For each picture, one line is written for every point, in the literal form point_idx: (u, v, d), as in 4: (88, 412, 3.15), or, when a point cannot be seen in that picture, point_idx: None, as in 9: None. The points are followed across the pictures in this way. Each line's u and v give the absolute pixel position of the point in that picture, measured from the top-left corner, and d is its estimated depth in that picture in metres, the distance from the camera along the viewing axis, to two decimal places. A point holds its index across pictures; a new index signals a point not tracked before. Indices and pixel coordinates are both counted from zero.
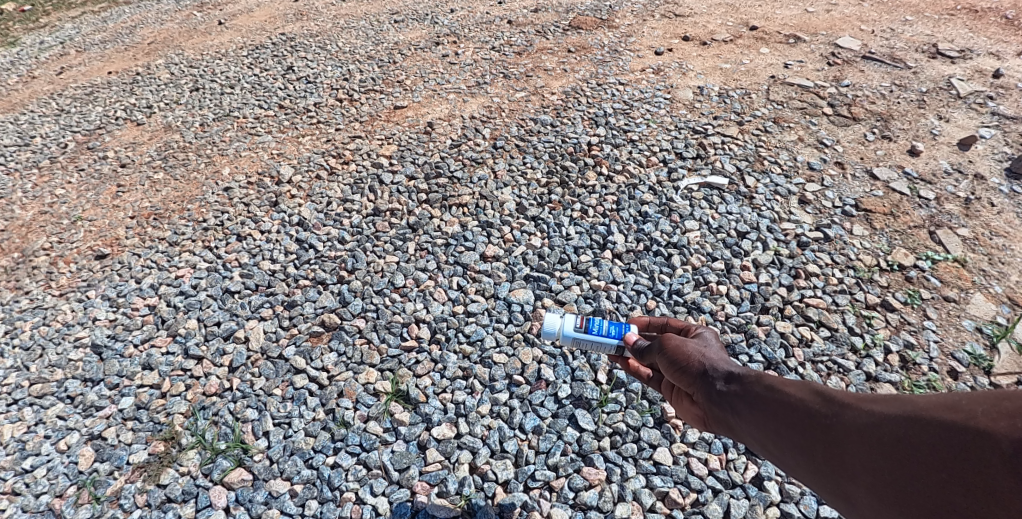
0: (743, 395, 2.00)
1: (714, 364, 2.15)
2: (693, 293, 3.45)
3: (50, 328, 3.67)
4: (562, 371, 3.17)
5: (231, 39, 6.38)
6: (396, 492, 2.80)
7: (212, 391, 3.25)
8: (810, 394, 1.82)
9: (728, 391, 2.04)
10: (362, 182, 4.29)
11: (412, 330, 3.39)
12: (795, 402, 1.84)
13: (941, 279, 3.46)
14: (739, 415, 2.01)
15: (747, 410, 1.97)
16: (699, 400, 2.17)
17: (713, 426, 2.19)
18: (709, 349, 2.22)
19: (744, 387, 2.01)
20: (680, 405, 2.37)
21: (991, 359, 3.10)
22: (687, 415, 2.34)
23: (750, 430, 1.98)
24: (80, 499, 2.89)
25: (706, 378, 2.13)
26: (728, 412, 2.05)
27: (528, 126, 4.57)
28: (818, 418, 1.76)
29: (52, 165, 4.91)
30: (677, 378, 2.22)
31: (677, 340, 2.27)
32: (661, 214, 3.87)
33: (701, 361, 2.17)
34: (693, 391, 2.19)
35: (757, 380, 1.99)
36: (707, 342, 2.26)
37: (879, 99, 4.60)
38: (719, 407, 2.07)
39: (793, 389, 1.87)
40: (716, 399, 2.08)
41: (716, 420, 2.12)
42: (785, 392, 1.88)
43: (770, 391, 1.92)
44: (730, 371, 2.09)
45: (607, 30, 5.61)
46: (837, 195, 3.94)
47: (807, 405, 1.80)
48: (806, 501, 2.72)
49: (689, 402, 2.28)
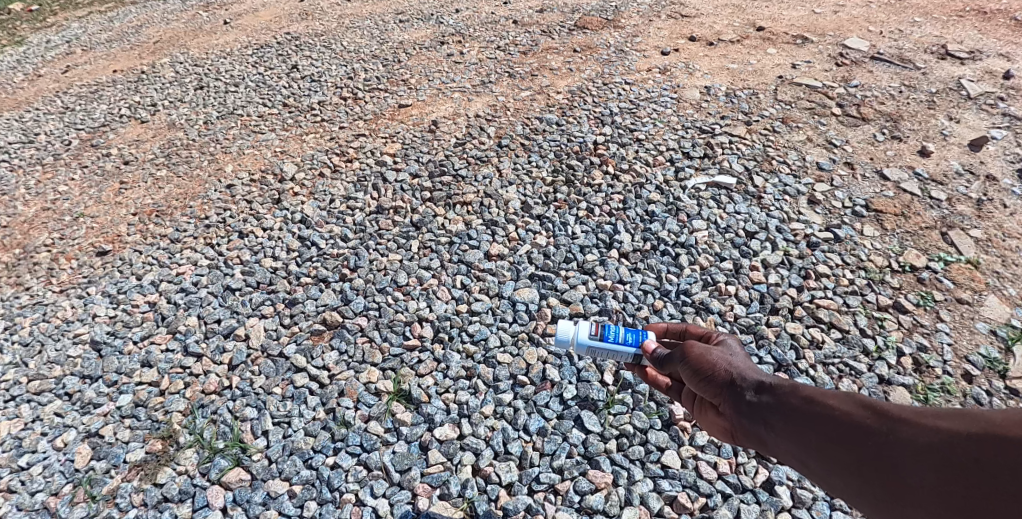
0: (779, 407, 1.91)
1: (743, 374, 2.07)
2: (701, 293, 3.39)
3: (50, 324, 3.63)
4: (567, 372, 3.10)
5: (236, 38, 6.37)
6: (398, 494, 2.74)
7: (211, 389, 3.20)
8: (856, 407, 1.73)
9: (761, 403, 1.96)
10: (365, 180, 4.25)
11: (415, 329, 3.34)
12: (838, 416, 1.74)
13: (954, 281, 3.39)
14: (774, 429, 1.92)
15: (784, 423, 1.88)
16: (727, 412, 2.09)
17: (741, 440, 2.10)
18: (734, 357, 2.15)
19: (779, 398, 1.92)
20: (703, 416, 2.29)
21: (1007, 362, 3.02)
22: (712, 427, 2.26)
23: (787, 445, 1.89)
24: (76, 497, 2.83)
25: (735, 389, 2.05)
26: (761, 426, 1.96)
27: (534, 125, 4.53)
28: (866, 433, 1.66)
29: (56, 163, 4.89)
30: (702, 388, 2.15)
31: (701, 348, 2.19)
32: (668, 213, 3.82)
33: (728, 370, 2.09)
34: (720, 403, 2.10)
35: (792, 391, 1.91)
36: (733, 351, 2.19)
37: (888, 100, 4.54)
38: (751, 420, 1.99)
39: (836, 401, 1.78)
40: (748, 412, 1.99)
41: (747, 433, 2.04)
42: (828, 405, 1.79)
43: (810, 403, 1.83)
44: (761, 381, 2.01)
45: (613, 30, 5.58)
46: (846, 195, 3.88)
47: (853, 419, 1.71)
48: (818, 507, 2.65)
49: (715, 413, 2.20)
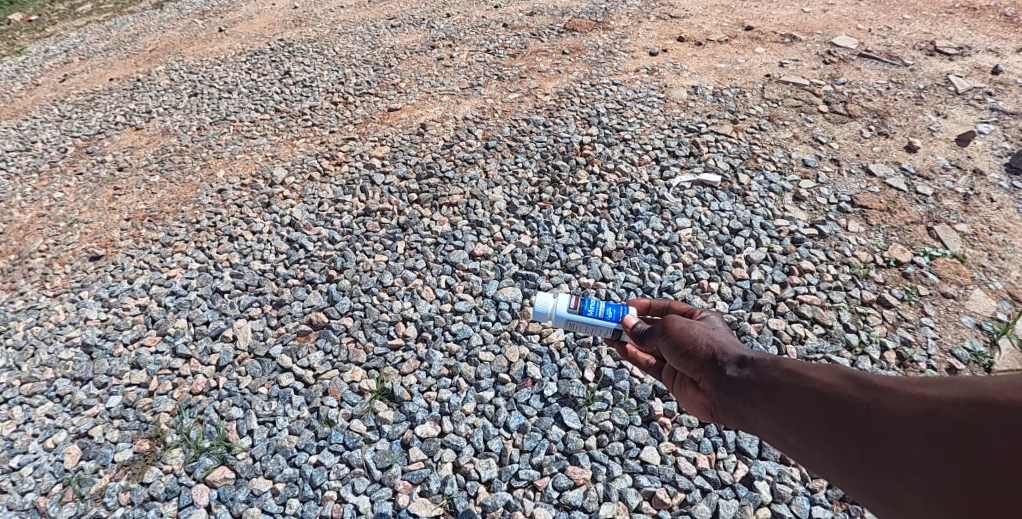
0: (758, 381, 1.82)
1: (724, 348, 2.01)
2: (683, 290, 3.40)
3: (43, 328, 3.69)
4: (549, 369, 3.12)
5: (231, 45, 6.46)
6: (378, 491, 2.76)
7: (199, 389, 3.24)
8: (837, 378, 1.62)
9: (741, 377, 1.88)
10: (354, 183, 4.30)
11: (399, 328, 3.37)
12: (820, 387, 1.64)
13: (939, 275, 3.38)
14: (753, 404, 1.84)
15: (762, 397, 1.79)
16: (707, 388, 2.03)
17: (723, 418, 2.03)
18: (717, 333, 2.10)
19: (759, 372, 1.84)
20: (685, 395, 2.24)
21: (992, 356, 3.01)
22: (694, 406, 2.20)
23: (767, 421, 1.79)
24: (64, 497, 2.87)
25: (715, 364, 1.99)
26: (741, 401, 1.88)
27: (521, 126, 4.56)
28: (849, 405, 1.55)
29: (52, 170, 4.98)
30: (682, 364, 2.10)
31: (683, 322, 2.15)
32: (653, 212, 3.84)
33: (710, 345, 2.04)
34: (701, 379, 2.05)
35: (773, 364, 1.81)
36: (716, 326, 2.14)
37: (875, 97, 4.55)
38: (731, 396, 1.91)
39: (818, 373, 1.67)
40: (728, 386, 1.92)
41: (727, 410, 1.96)
42: (808, 376, 1.69)
43: (790, 375, 1.73)
44: (742, 355, 1.94)
45: (602, 31, 5.62)
46: (832, 192, 3.88)
47: (835, 390, 1.60)
48: (798, 502, 2.64)
49: (695, 390, 2.14)
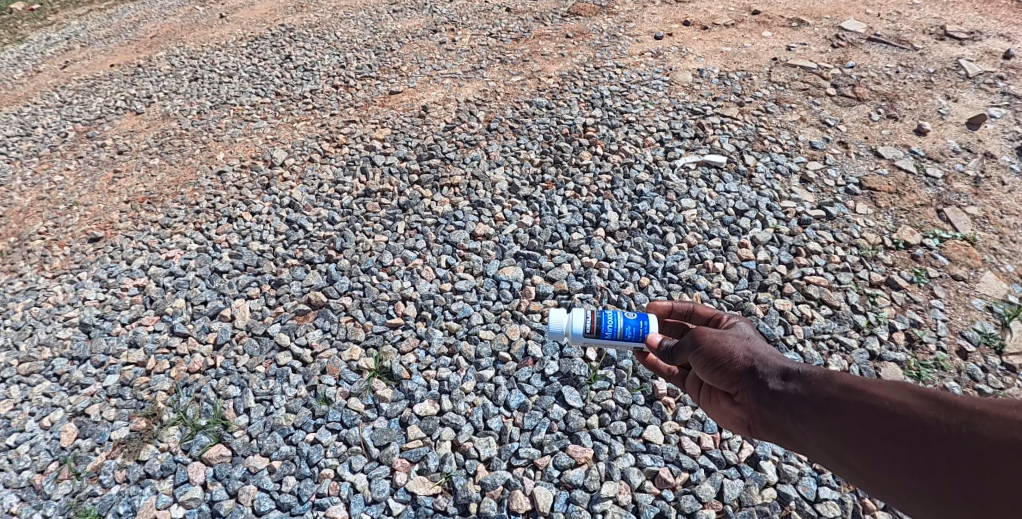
0: (810, 397, 1.75)
1: (764, 360, 1.94)
2: (688, 270, 3.34)
3: (41, 308, 3.65)
4: (550, 348, 3.06)
5: (232, 31, 6.44)
6: (375, 469, 2.70)
7: (196, 368, 3.18)
8: (909, 397, 1.57)
9: (788, 392, 1.81)
10: (354, 164, 4.27)
11: (399, 307, 3.32)
12: (891, 407, 1.58)
13: (949, 257, 3.31)
14: (804, 421, 1.76)
15: (816, 414, 1.72)
16: (745, 401, 1.96)
17: (759, 432, 1.97)
18: (752, 342, 2.03)
19: (810, 387, 1.76)
20: (715, 407, 2.18)
21: (1003, 338, 2.95)
22: (727, 419, 2.13)
23: (821, 440, 1.72)
24: (60, 475, 2.83)
25: (756, 378, 1.91)
26: (788, 417, 1.81)
27: (523, 109, 4.52)
28: (930, 426, 1.50)
29: (52, 154, 4.96)
30: (717, 377, 2.02)
31: (714, 334, 2.07)
32: (657, 193, 3.78)
33: (747, 356, 1.97)
34: (737, 392, 1.97)
35: (825, 379, 1.75)
36: (748, 336, 2.07)
37: (884, 80, 4.48)
38: (776, 411, 1.84)
39: (884, 390, 1.61)
40: (773, 401, 1.84)
41: (768, 425, 1.89)
42: (874, 394, 1.62)
43: (853, 393, 1.66)
44: (787, 368, 1.87)
45: (606, 16, 5.56)
46: (839, 174, 3.82)
47: (912, 410, 1.54)
48: (806, 482, 2.57)
49: (729, 402, 2.07)
